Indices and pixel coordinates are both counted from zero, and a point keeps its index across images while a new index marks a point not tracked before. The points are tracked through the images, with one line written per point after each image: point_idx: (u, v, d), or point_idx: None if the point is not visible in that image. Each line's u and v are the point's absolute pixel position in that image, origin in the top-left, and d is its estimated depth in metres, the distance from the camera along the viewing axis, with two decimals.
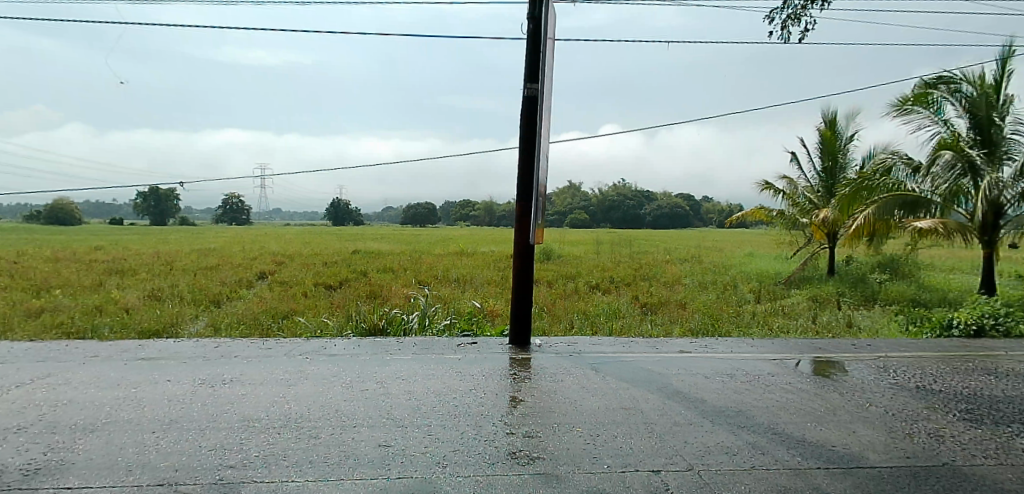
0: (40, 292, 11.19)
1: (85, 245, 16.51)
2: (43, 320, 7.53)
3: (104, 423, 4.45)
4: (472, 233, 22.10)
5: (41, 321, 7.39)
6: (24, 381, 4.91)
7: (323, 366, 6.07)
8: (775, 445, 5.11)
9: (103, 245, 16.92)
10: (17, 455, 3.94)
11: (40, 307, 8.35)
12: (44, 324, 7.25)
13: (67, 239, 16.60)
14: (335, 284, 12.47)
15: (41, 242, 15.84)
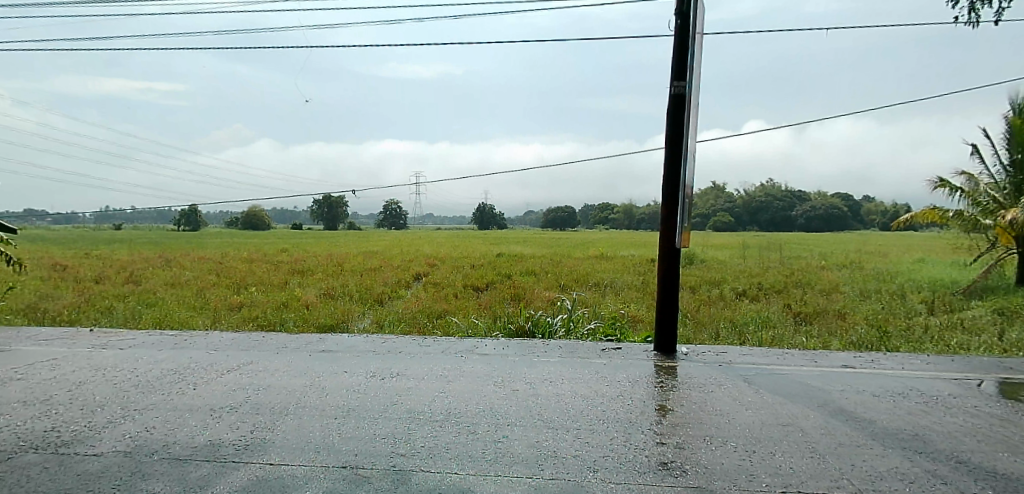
0: (239, 289, 12.81)
1: (276, 250, 19.40)
2: (241, 313, 8.52)
3: (296, 407, 4.96)
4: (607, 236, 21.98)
5: (241, 314, 8.40)
6: (234, 366, 5.57)
7: (476, 364, 6.28)
8: (961, 476, 4.49)
9: (289, 248, 19.63)
10: (230, 431, 4.52)
11: (239, 303, 9.51)
12: (243, 317, 8.21)
13: (262, 246, 19.91)
14: (482, 286, 12.92)
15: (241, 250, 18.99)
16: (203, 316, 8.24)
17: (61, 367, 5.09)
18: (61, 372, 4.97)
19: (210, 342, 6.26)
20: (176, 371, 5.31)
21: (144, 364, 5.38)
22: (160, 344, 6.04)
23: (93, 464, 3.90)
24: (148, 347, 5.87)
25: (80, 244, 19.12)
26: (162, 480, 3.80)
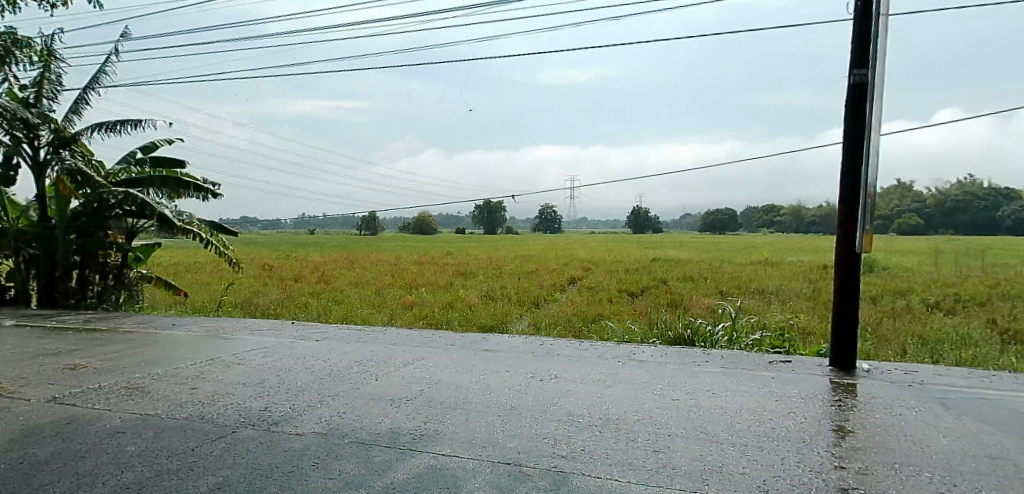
0: (411, 288, 13.86)
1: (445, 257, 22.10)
2: (413, 311, 9.18)
3: (463, 403, 5.21)
4: (775, 240, 22.01)
5: (412, 312, 9.06)
6: (408, 360, 5.99)
7: (634, 371, 6.17)
8: None
9: (459, 256, 22.23)
10: (408, 421, 4.87)
11: (411, 301, 10.31)
12: (415, 315, 8.85)
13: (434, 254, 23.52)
14: (637, 291, 12.74)
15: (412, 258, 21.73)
16: (381, 312, 9.02)
17: (270, 354, 5.80)
18: (270, 359, 5.65)
19: (387, 337, 6.79)
20: (362, 362, 5.81)
21: (335, 355, 5.97)
22: (346, 337, 6.67)
23: (297, 442, 4.39)
24: (337, 340, 6.50)
25: (285, 250, 25.87)
26: (350, 462, 4.17)
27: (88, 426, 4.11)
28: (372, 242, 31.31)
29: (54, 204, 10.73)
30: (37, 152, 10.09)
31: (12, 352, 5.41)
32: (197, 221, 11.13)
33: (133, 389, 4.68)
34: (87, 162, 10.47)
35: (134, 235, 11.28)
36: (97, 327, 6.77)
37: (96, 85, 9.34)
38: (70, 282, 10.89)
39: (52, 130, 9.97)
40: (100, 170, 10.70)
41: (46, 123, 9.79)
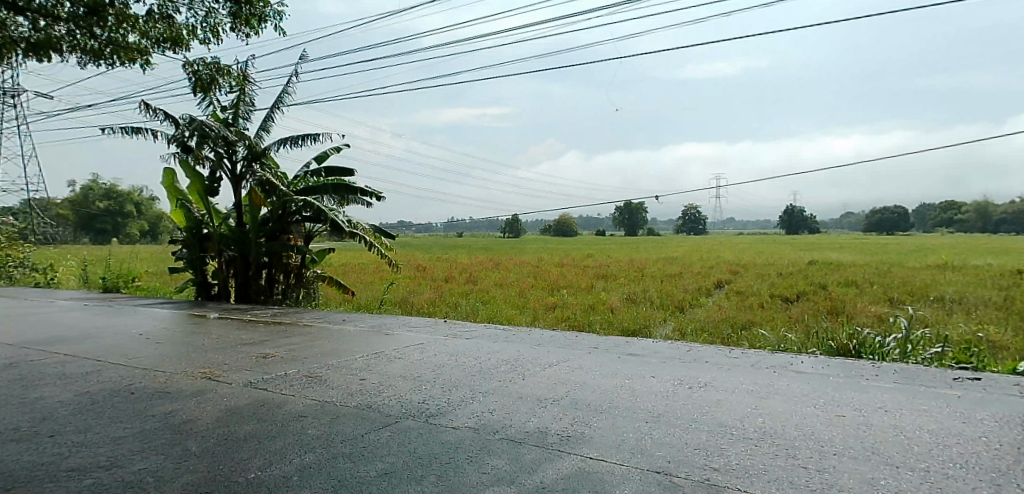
0: (552, 290, 13.99)
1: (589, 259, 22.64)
2: (556, 313, 9.31)
3: (610, 406, 5.16)
4: (954, 242, 20.02)
5: (554, 314, 9.19)
6: (554, 361, 6.08)
7: (791, 382, 5.77)
8: None
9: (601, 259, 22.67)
10: (555, 421, 4.91)
11: (554, 302, 10.48)
12: (558, 316, 8.98)
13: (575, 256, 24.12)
14: (792, 296, 11.91)
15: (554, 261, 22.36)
16: (525, 313, 9.25)
17: (426, 350, 6.14)
18: (427, 354, 6.00)
19: (533, 337, 6.94)
20: (510, 361, 5.98)
21: (485, 353, 6.21)
22: (493, 336, 6.92)
23: (453, 435, 4.59)
24: (485, 339, 6.75)
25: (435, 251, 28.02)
26: (501, 458, 4.26)
27: (278, 409, 4.57)
28: (509, 245, 32.28)
29: (248, 211, 11.90)
30: (236, 167, 11.48)
31: (216, 340, 6.22)
32: (364, 225, 11.74)
33: (312, 377, 5.17)
34: (274, 174, 11.55)
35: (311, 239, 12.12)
36: (282, 320, 7.62)
37: (281, 106, 10.44)
38: (260, 280, 11.93)
39: (247, 146, 11.24)
40: (284, 181, 11.73)
41: (242, 140, 11.07)
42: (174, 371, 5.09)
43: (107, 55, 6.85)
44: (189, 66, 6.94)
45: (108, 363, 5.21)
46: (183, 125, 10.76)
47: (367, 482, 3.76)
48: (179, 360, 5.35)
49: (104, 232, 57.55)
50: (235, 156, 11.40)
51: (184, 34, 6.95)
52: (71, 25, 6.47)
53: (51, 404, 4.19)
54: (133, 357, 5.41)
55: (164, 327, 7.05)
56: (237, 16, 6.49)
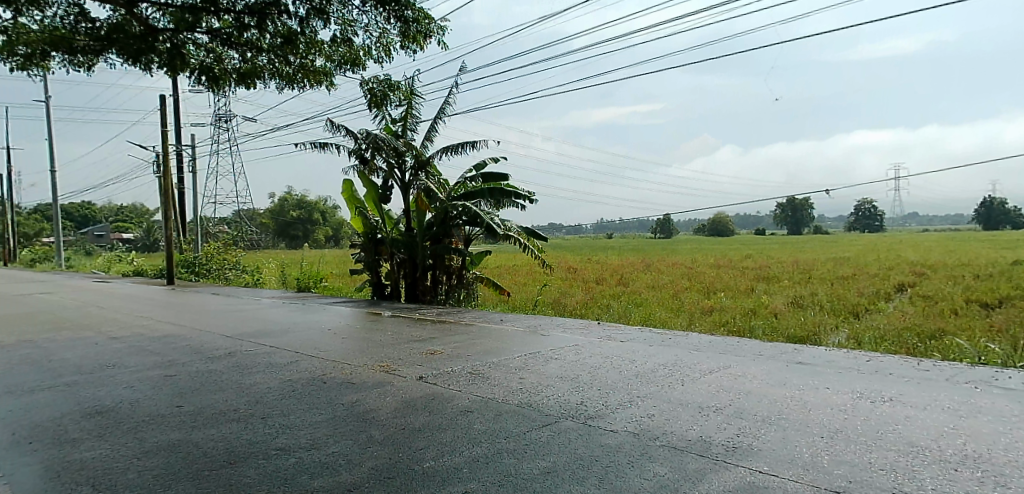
0: (709, 293, 13.31)
1: (745, 260, 21.60)
2: (713, 317, 8.95)
3: (778, 418, 4.82)
4: None
5: (712, 318, 8.86)
6: (714, 367, 5.90)
7: (997, 399, 5.04)
8: None
9: (757, 260, 21.46)
10: (719, 431, 4.64)
11: (711, 306, 10.12)
12: (715, 320, 8.65)
13: (727, 258, 23.12)
14: (994, 302, 10.41)
15: (706, 262, 21.57)
16: (681, 316, 9.04)
17: (581, 351, 6.25)
18: (583, 356, 6.09)
19: (690, 342, 6.81)
20: (668, 366, 5.91)
21: (641, 357, 6.18)
22: (648, 339, 6.87)
23: (613, 438, 4.48)
24: (640, 342, 6.73)
25: (582, 253, 28.39)
26: (664, 465, 4.04)
27: (448, 403, 4.81)
28: (661, 247, 31.70)
29: (415, 216, 12.62)
30: (405, 175, 12.31)
31: (390, 336, 6.78)
32: (517, 227, 12.02)
33: (477, 374, 5.41)
34: (437, 181, 12.22)
35: (470, 241, 12.62)
36: (447, 318, 8.11)
37: (444, 116, 11.06)
38: (426, 281, 12.67)
39: (414, 156, 12.00)
40: (445, 187, 12.39)
41: (410, 150, 11.84)
42: (358, 364, 5.58)
43: (300, 79, 6.89)
44: (365, 83, 7.08)
45: (304, 355, 5.84)
46: (361, 139, 11.80)
47: (533, 480, 3.72)
48: (362, 354, 5.88)
49: (298, 239, 65.22)
50: (404, 166, 12.19)
51: (364, 53, 6.64)
52: (269, 53, 6.47)
53: (260, 390, 4.75)
54: (323, 350, 6.03)
55: (347, 323, 7.80)
56: (407, 35, 6.23)
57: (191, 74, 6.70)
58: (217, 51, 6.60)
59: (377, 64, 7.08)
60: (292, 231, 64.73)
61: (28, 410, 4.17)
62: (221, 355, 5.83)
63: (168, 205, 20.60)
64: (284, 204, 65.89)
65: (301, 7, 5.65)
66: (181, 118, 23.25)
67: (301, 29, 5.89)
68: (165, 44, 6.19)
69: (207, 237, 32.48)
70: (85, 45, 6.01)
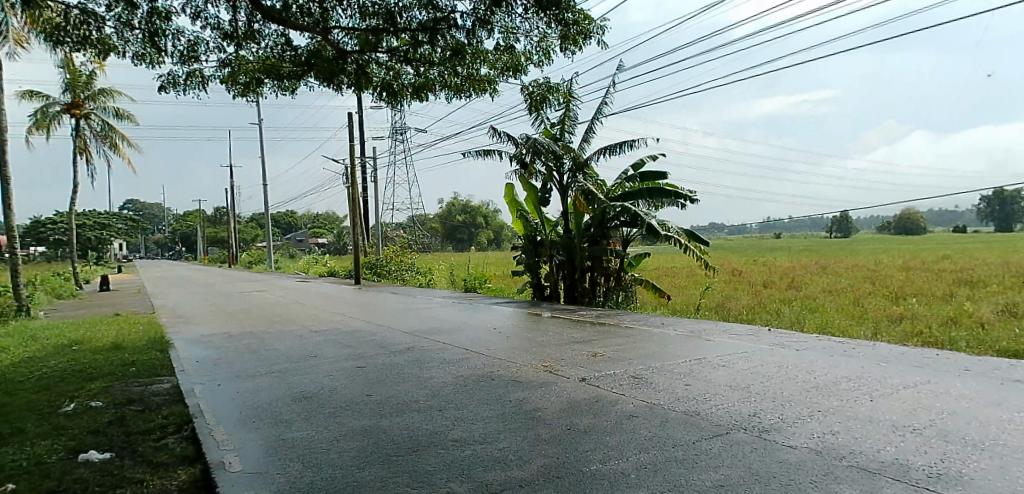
0: (898, 299, 11.77)
1: (942, 262, 19.02)
2: (905, 326, 7.98)
3: (994, 444, 4.10)
4: None
5: (903, 327, 7.90)
6: (908, 383, 5.27)
7: None
8: None
9: (957, 263, 18.75)
10: (919, 454, 4.02)
11: (900, 313, 9.04)
12: (907, 329, 7.71)
13: (918, 259, 20.49)
14: None
15: (892, 264, 19.29)
16: (865, 323, 8.18)
17: (751, 359, 5.92)
18: (753, 364, 5.75)
19: (877, 354, 6.16)
20: (852, 379, 5.38)
21: (819, 367, 5.71)
22: (826, 349, 6.33)
23: (792, 454, 4.05)
24: (818, 351, 6.23)
25: (746, 255, 26.98)
26: (852, 486, 3.53)
27: (613, 406, 4.76)
28: (841, 248, 29.11)
29: (573, 218, 12.69)
30: (564, 177, 12.50)
31: (552, 337, 6.91)
32: (675, 228, 11.64)
33: (640, 378, 5.32)
34: (594, 182, 12.29)
35: (629, 243, 12.47)
36: (606, 321, 8.08)
37: (602, 116, 11.04)
38: (585, 282, 12.64)
39: (571, 158, 12.16)
40: (603, 188, 12.39)
41: (568, 152, 11.96)
42: (523, 364, 5.74)
43: (465, 89, 7.20)
44: (524, 89, 7.30)
45: (474, 353, 6.15)
46: (521, 144, 12.15)
47: (702, 491, 3.46)
48: (527, 353, 6.07)
49: (464, 241, 69.27)
50: (562, 168, 12.43)
51: (525, 58, 6.80)
52: (440, 66, 6.82)
53: (437, 384, 5.06)
54: (490, 348, 6.29)
55: (511, 323, 8.06)
56: (566, 38, 6.38)
57: (373, 91, 7.21)
58: (394, 67, 7.04)
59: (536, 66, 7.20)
60: (459, 234, 69.06)
61: (252, 391, 4.82)
62: (401, 350, 6.33)
63: (354, 212, 22.83)
64: (452, 209, 70.60)
65: (468, 19, 5.88)
66: (364, 133, 25.62)
67: (467, 40, 6.13)
68: (352, 64, 6.70)
69: (387, 240, 35.59)
70: (289, 71, 6.69)
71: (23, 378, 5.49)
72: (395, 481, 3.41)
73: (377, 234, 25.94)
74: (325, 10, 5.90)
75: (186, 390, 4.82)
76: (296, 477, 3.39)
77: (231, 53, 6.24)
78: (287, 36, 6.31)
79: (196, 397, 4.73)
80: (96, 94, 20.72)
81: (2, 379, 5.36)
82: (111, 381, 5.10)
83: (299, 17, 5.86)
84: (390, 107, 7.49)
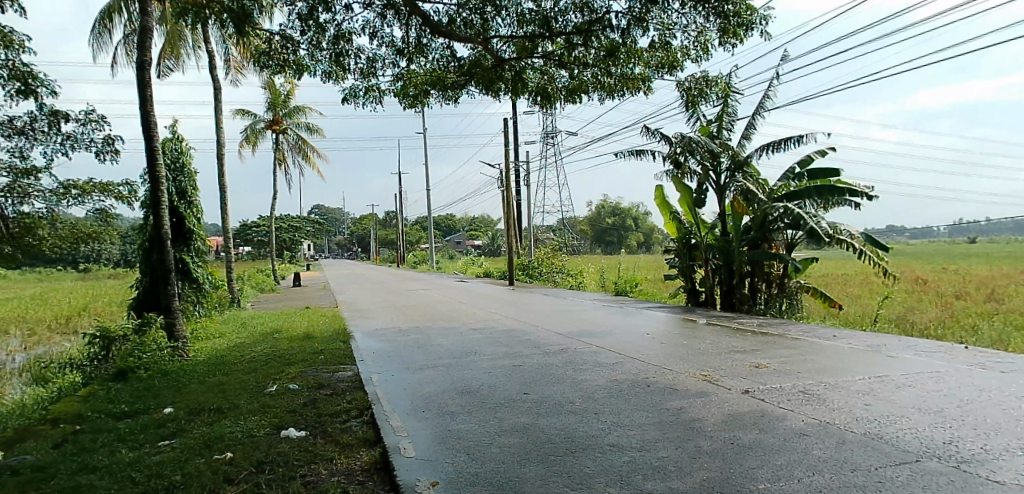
0: None
1: None
2: None
3: None
4: None
5: None
6: None
7: None
8: None
9: None
10: None
11: None
12: None
13: None
14: None
15: None
16: None
17: (945, 381, 5.21)
18: (948, 387, 5.05)
19: None
20: None
21: None
22: None
23: (1002, 490, 3.38)
24: None
25: (940, 261, 23.76)
26: None
27: (780, 422, 4.40)
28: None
29: (731, 220, 12.22)
30: (721, 177, 12.02)
31: (710, 345, 6.63)
32: (849, 230, 10.63)
33: (809, 395, 4.92)
34: (756, 181, 11.61)
35: (794, 247, 11.62)
36: (769, 330, 7.56)
37: (763, 111, 10.42)
38: (744, 289, 12.04)
39: (730, 156, 11.62)
40: (765, 187, 11.68)
41: (726, 151, 11.48)
42: (679, 372, 5.59)
43: (619, 89, 7.21)
44: (680, 86, 7.12)
45: (628, 357, 6.07)
46: (676, 143, 11.84)
47: None
48: (683, 361, 5.87)
49: (613, 244, 68.72)
50: (720, 168, 11.93)
51: (682, 55, 6.62)
52: (594, 67, 6.85)
53: (591, 387, 5.04)
54: (644, 354, 6.18)
55: (665, 328, 7.85)
56: (727, 30, 6.12)
57: (529, 96, 7.40)
58: (549, 71, 7.16)
59: (693, 62, 6.99)
60: (610, 236, 68.69)
61: (421, 383, 5.14)
62: (554, 351, 6.43)
63: (509, 215, 23.71)
64: (601, 212, 70.42)
65: (623, 19, 5.86)
66: (518, 137, 26.39)
67: (622, 40, 6.10)
68: (510, 71, 6.97)
69: (539, 242, 36.42)
70: (453, 81, 7.13)
71: (239, 360, 6.39)
72: (553, 481, 3.41)
73: (529, 236, 26.61)
74: (485, 21, 6.14)
75: (365, 378, 5.28)
76: (462, 467, 3.53)
77: (403, 68, 6.74)
78: (452, 48, 6.62)
79: (375, 385, 5.16)
80: (293, 111, 23.19)
81: (224, 361, 6.30)
82: (304, 367, 5.74)
83: (463, 29, 6.20)
84: (544, 111, 7.64)
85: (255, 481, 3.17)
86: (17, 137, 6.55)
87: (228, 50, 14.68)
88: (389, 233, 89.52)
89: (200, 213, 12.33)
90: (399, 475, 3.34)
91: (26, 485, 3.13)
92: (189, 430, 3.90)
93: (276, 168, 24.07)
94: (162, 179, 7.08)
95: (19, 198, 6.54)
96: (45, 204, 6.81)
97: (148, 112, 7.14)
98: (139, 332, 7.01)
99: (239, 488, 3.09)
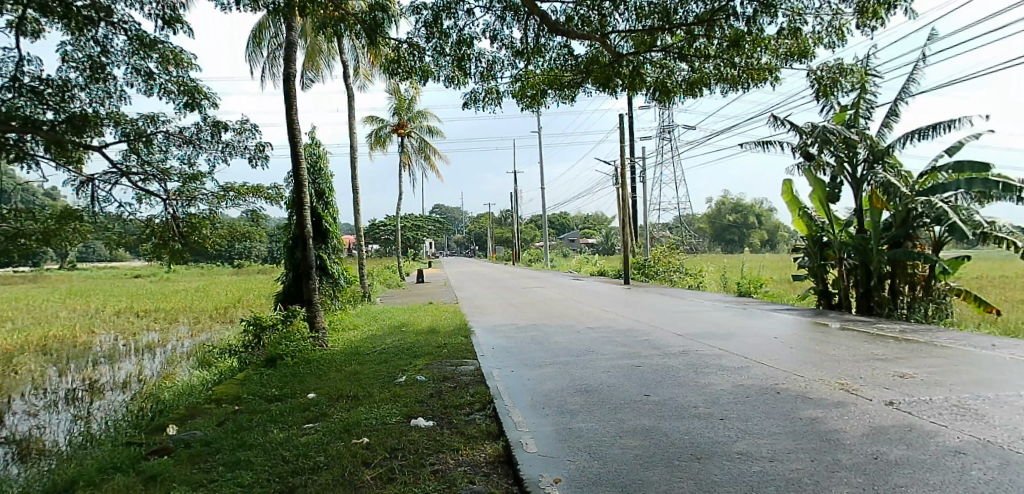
0: None
1: None
2: None
3: None
4: None
5: None
6: None
7: None
8: None
9: None
10: None
11: None
12: None
13: None
14: None
15: None
16: None
17: None
18: None
19: None
20: None
21: None
22: None
23: None
24: None
25: None
26: None
27: (931, 439, 4.00)
28: None
29: (869, 216, 11.34)
30: (857, 169, 11.18)
31: (847, 352, 6.16)
32: (1009, 227, 9.53)
33: (966, 410, 4.43)
34: (898, 173, 10.69)
35: (942, 247, 10.47)
36: (916, 337, 6.88)
37: (906, 95, 9.54)
38: (884, 292, 11.09)
39: (868, 147, 10.79)
40: (909, 180, 10.73)
41: (863, 140, 10.66)
42: (813, 379, 5.26)
43: (744, 80, 6.86)
44: (811, 75, 6.70)
45: (756, 362, 5.79)
46: (807, 133, 11.14)
47: None
48: (818, 368, 5.50)
49: (735, 243, 66.12)
50: (856, 159, 11.10)
51: (815, 40, 6.21)
52: (717, 59, 6.57)
53: (716, 391, 4.86)
54: (773, 359, 5.86)
55: (795, 332, 7.39)
56: (865, 11, 5.69)
57: (649, 92, 7.23)
58: (669, 65, 6.98)
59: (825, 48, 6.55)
60: (729, 235, 66.20)
61: (540, 380, 5.19)
62: (675, 353, 6.26)
63: (625, 214, 23.43)
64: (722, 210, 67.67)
65: (750, 6, 5.60)
66: (634, 134, 25.93)
67: (748, 28, 5.83)
68: (629, 67, 6.90)
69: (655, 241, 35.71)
70: (570, 79, 7.14)
71: (371, 350, 6.81)
72: (678, 486, 3.31)
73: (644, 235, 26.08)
74: (604, 17, 6.13)
75: (487, 373, 5.42)
76: (584, 466, 3.52)
77: (521, 69, 6.86)
78: (569, 48, 6.69)
79: (497, 380, 5.29)
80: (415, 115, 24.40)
81: (359, 351, 6.74)
82: (431, 359, 5.98)
83: (581, 27, 6.21)
84: (662, 105, 7.44)
85: (388, 465, 3.35)
86: (186, 146, 7.26)
87: (358, 59, 15.71)
88: (503, 231, 91.18)
89: (336, 213, 13.20)
90: (522, 470, 3.39)
91: (196, 457, 3.52)
92: (330, 415, 4.20)
93: (403, 170, 25.44)
94: (304, 182, 7.65)
95: (185, 200, 7.27)
96: (208, 206, 7.49)
97: (293, 120, 7.74)
98: (285, 321, 7.64)
99: (375, 471, 3.27)
